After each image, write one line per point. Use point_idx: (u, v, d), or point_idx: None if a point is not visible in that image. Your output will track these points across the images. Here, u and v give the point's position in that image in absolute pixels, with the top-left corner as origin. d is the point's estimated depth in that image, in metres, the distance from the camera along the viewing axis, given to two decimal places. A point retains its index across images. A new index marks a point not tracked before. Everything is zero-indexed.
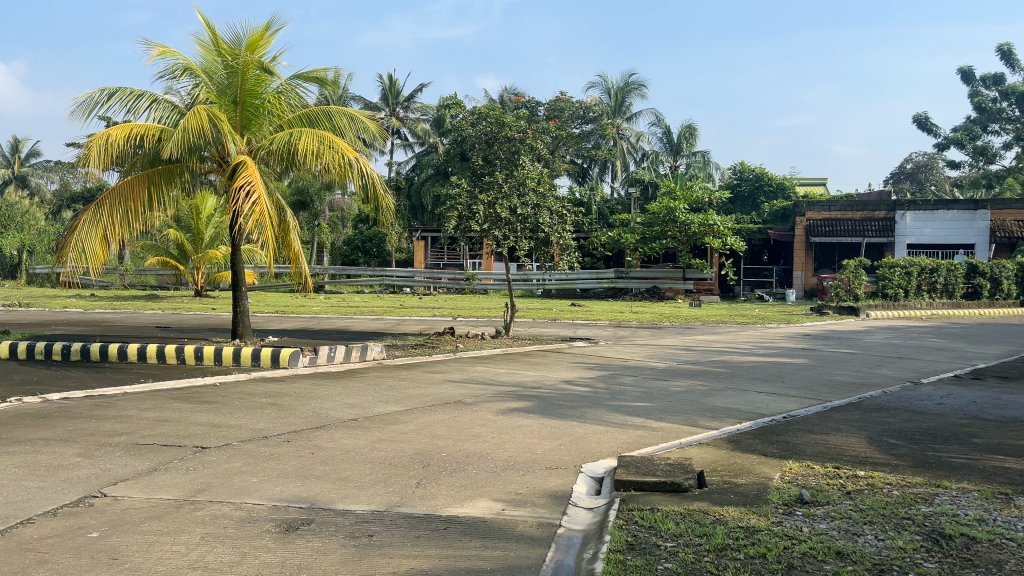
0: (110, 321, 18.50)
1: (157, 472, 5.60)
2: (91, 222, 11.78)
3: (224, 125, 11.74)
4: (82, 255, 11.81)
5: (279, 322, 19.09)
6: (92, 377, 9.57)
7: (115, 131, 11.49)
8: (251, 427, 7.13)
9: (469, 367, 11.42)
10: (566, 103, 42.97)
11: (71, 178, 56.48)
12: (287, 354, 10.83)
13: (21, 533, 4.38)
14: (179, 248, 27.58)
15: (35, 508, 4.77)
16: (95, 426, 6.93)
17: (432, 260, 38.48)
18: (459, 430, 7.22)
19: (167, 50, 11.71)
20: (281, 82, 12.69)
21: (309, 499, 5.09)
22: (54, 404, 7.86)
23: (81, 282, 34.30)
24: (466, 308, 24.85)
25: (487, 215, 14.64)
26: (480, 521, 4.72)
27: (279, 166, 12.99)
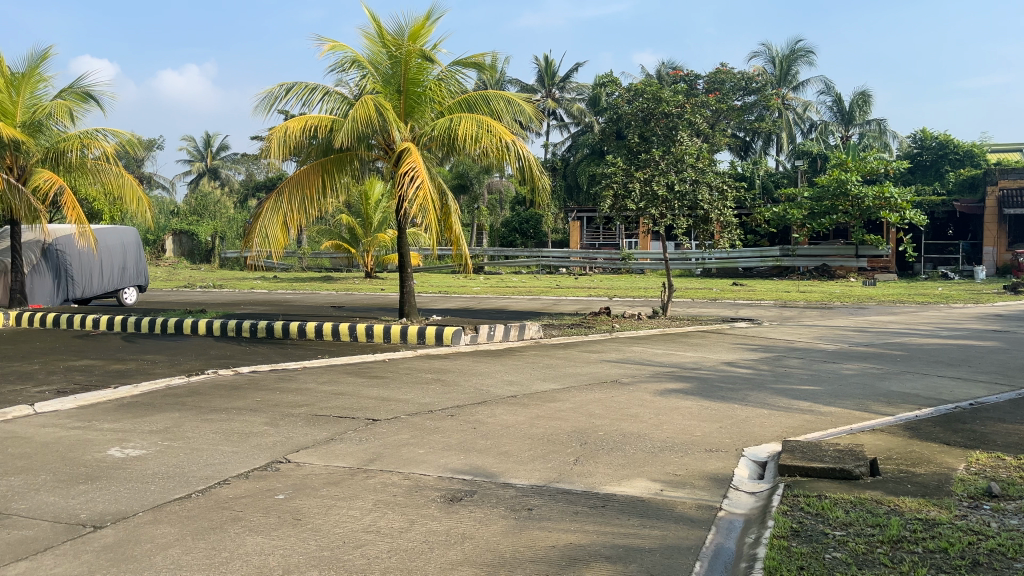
0: (292, 300, 19.97)
1: (335, 442, 6.02)
2: (272, 209, 12.77)
3: (390, 113, 12.26)
4: (266, 240, 12.83)
5: (442, 302, 19.84)
6: (275, 352, 10.39)
7: (292, 124, 12.30)
8: (417, 401, 7.49)
9: (626, 347, 11.36)
10: (727, 74, 40.93)
11: (257, 168, 61.46)
12: (450, 332, 11.25)
13: (220, 492, 4.86)
14: (351, 232, 29.26)
15: (230, 471, 5.28)
16: (280, 397, 7.54)
17: (589, 240, 38.68)
18: (616, 409, 7.23)
19: (337, 45, 12.35)
20: (442, 69, 13.11)
21: (473, 471, 5.29)
22: (245, 376, 8.62)
23: (265, 265, 37.26)
24: (623, 288, 24.75)
25: (644, 193, 14.48)
26: (639, 500, 4.72)
27: (440, 152, 13.39)
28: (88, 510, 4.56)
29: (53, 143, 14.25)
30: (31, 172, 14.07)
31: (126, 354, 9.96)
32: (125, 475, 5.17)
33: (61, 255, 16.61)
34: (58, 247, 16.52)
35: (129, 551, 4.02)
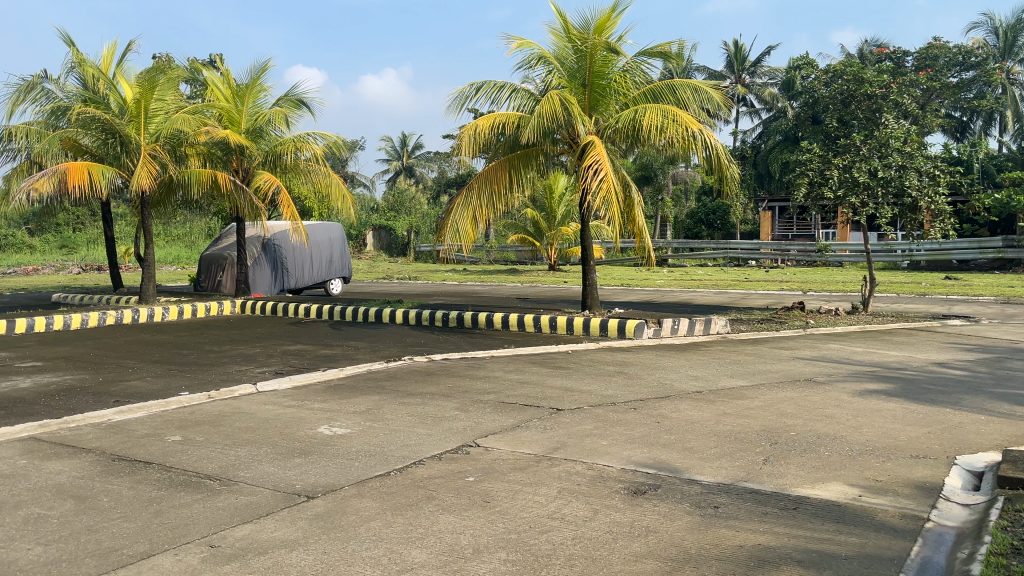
0: (480, 292, 20.73)
1: (521, 429, 6.21)
2: (463, 205, 13.33)
3: (575, 107, 12.36)
4: (457, 234, 13.41)
5: (626, 295, 19.75)
6: (465, 341, 10.84)
7: (481, 121, 12.74)
8: (600, 393, 7.54)
9: (821, 344, 10.76)
10: (941, 49, 37.51)
11: (449, 165, 64.14)
12: (633, 325, 11.20)
13: (415, 472, 5.18)
14: (536, 226, 29.90)
15: (424, 452, 5.60)
16: (469, 384, 7.89)
17: (781, 231, 36.95)
18: (809, 408, 6.88)
19: (525, 42, 12.62)
20: (627, 60, 13.04)
21: (658, 465, 5.26)
22: (437, 363, 9.09)
23: (456, 258, 38.85)
24: (819, 282, 23.42)
25: (843, 180, 13.64)
26: (835, 505, 4.48)
27: (625, 144, 13.33)
28: (302, 481, 5.02)
29: (271, 147, 15.71)
30: (253, 173, 15.58)
31: (332, 340, 10.81)
32: (333, 451, 5.63)
33: (277, 250, 18.19)
34: (275, 242, 18.14)
35: (338, 520, 4.39)
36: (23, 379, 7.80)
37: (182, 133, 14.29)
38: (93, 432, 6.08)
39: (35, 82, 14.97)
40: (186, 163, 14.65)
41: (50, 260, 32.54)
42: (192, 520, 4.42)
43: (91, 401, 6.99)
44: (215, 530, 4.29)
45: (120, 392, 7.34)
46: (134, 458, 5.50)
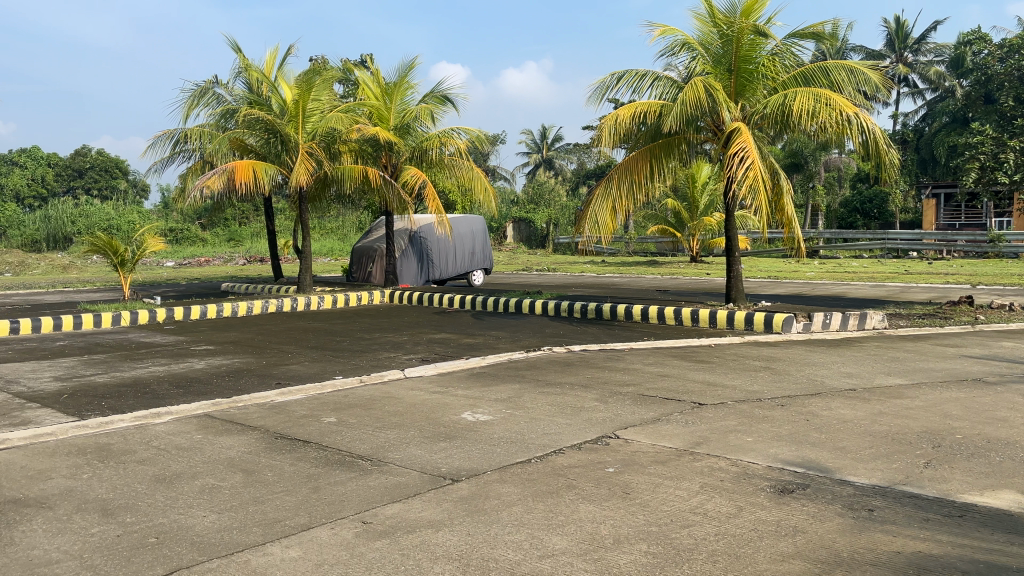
0: (620, 284, 20.58)
1: (662, 422, 6.14)
2: (603, 195, 13.27)
3: (720, 94, 12.00)
4: (596, 225, 13.36)
5: (773, 288, 19.01)
6: (605, 333, 10.81)
7: (622, 111, 12.61)
8: (745, 388, 7.32)
9: (993, 342, 9.93)
10: None
11: (588, 157, 63.98)
12: (780, 319, 10.78)
13: (556, 460, 5.24)
14: (677, 216, 29.28)
15: (564, 441, 5.65)
16: (609, 375, 7.87)
17: (946, 220, 34.36)
18: (977, 411, 6.39)
19: (668, 29, 12.38)
20: (776, 43, 12.54)
21: (807, 464, 5.05)
22: (577, 354, 9.12)
23: (595, 250, 38.73)
24: (990, 275, 21.60)
25: (1020, 163, 12.52)
26: (1007, 514, 4.15)
27: (773, 130, 12.83)
28: (447, 465, 5.20)
29: (417, 142, 16.26)
30: (401, 168, 16.17)
31: (474, 329, 11.08)
32: (476, 436, 5.79)
33: (423, 242, 18.77)
34: (421, 235, 18.73)
35: (481, 504, 4.51)
36: (198, 361, 8.51)
37: (336, 130, 15.05)
38: (258, 411, 6.56)
39: (207, 87, 16.20)
40: (340, 159, 15.43)
41: (219, 252, 35.14)
42: (346, 497, 4.69)
43: (256, 382, 7.54)
44: (367, 507, 4.52)
45: (281, 374, 7.87)
46: (293, 436, 5.88)
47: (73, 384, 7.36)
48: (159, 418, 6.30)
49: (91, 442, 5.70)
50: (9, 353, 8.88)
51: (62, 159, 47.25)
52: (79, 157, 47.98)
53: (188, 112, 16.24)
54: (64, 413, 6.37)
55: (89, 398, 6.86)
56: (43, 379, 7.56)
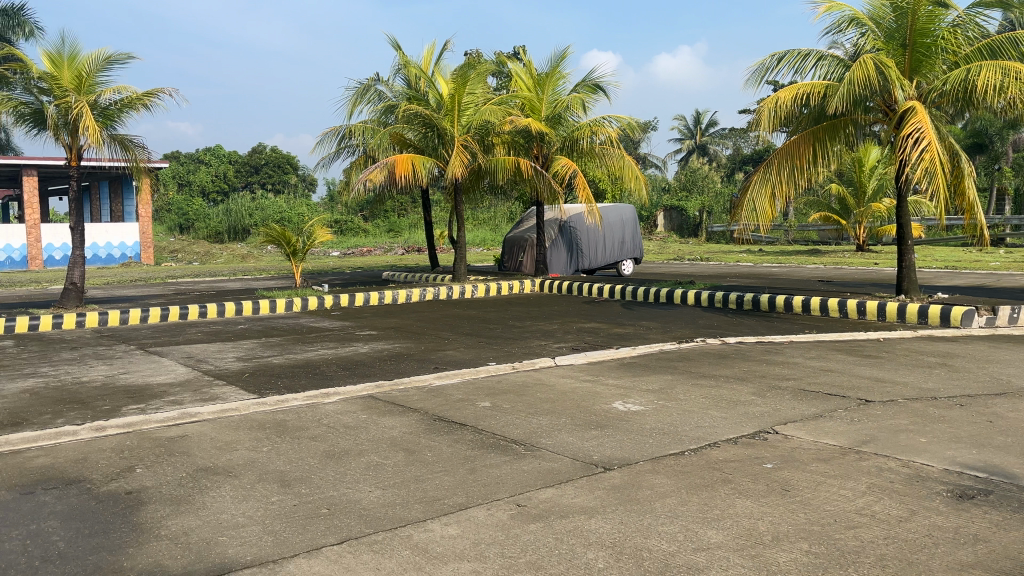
0: (778, 274, 19.74)
1: (824, 418, 5.87)
2: (761, 181, 12.74)
3: (893, 71, 11.22)
4: (754, 213, 12.86)
5: (950, 279, 17.59)
6: (762, 325, 10.42)
7: (783, 93, 12.06)
8: (919, 385, 6.85)
9: None
10: None
11: (745, 141, 61.57)
12: (959, 313, 9.97)
13: (710, 454, 5.14)
14: (842, 202, 27.68)
15: (719, 435, 5.52)
16: (767, 369, 7.60)
17: None
18: None
19: (834, 5, 11.72)
20: (957, 14, 11.57)
21: (989, 469, 4.67)
22: (732, 346, 8.86)
23: (751, 238, 37.34)
24: None
25: None
26: None
27: (953, 108, 11.87)
28: (599, 453, 5.23)
29: (569, 132, 16.31)
30: (553, 159, 16.27)
31: (626, 319, 11.00)
32: (628, 426, 5.78)
33: (574, 232, 18.82)
34: (572, 225, 18.79)
35: (633, 493, 4.51)
36: (362, 345, 9.00)
37: (490, 123, 15.36)
38: (417, 393, 6.86)
39: (369, 85, 16.98)
40: (493, 151, 15.74)
41: (379, 242, 36.79)
42: (501, 479, 4.83)
43: (415, 366, 7.88)
44: (521, 491, 4.63)
45: (439, 359, 8.19)
46: (450, 419, 6.11)
47: (253, 364, 7.99)
48: (328, 398, 6.73)
49: (269, 418, 6.18)
50: (199, 335, 9.76)
51: (241, 156, 51.12)
52: (256, 154, 51.72)
53: (352, 109, 17.08)
54: (246, 391, 6.94)
55: (267, 377, 7.43)
56: (228, 359, 8.26)
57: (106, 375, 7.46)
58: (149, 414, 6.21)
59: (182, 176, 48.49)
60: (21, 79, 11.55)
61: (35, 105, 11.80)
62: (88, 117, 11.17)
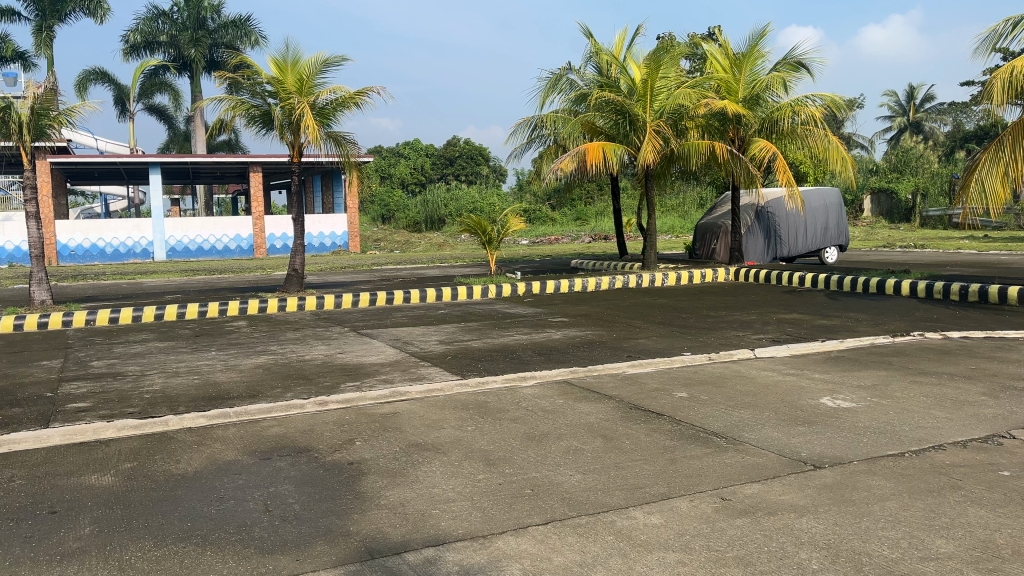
0: (1008, 262, 17.77)
1: None
2: (992, 160, 11.49)
3: None
4: (982, 195, 11.62)
5: None
6: (991, 319, 9.44)
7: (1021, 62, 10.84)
8: None
9: None
10: None
11: (967, 116, 55.89)
12: None
13: (935, 457, 4.74)
14: None
15: (944, 437, 5.08)
16: (999, 367, 6.88)
17: None
18: None
19: None
20: None
21: None
22: (956, 341, 8.11)
23: (975, 223, 33.90)
24: None
25: None
26: None
27: None
28: (808, 450, 4.98)
29: (767, 113, 15.56)
30: (750, 141, 15.62)
31: (831, 310, 10.38)
32: (840, 423, 5.46)
33: (771, 218, 18.03)
34: (769, 210, 18.02)
35: (848, 494, 4.26)
36: (556, 331, 9.15)
37: (683, 107, 15.00)
38: (613, 381, 6.88)
39: (561, 75, 17.15)
40: (686, 135, 15.38)
41: (568, 230, 37.14)
42: (704, 471, 4.74)
43: (609, 353, 7.91)
44: (725, 484, 4.52)
45: (633, 347, 8.17)
46: (648, 408, 6.06)
47: (455, 347, 8.37)
48: (527, 382, 6.92)
49: (472, 399, 6.45)
50: (404, 318, 10.36)
51: (437, 149, 53.53)
52: (451, 147, 53.92)
53: (544, 100, 17.32)
54: (449, 372, 7.29)
55: (468, 360, 7.75)
56: (431, 342, 8.71)
57: (325, 354, 8.11)
58: (364, 392, 6.68)
59: (385, 169, 51.56)
60: (252, 84, 12.74)
61: (263, 108, 12.98)
62: (308, 116, 12.15)
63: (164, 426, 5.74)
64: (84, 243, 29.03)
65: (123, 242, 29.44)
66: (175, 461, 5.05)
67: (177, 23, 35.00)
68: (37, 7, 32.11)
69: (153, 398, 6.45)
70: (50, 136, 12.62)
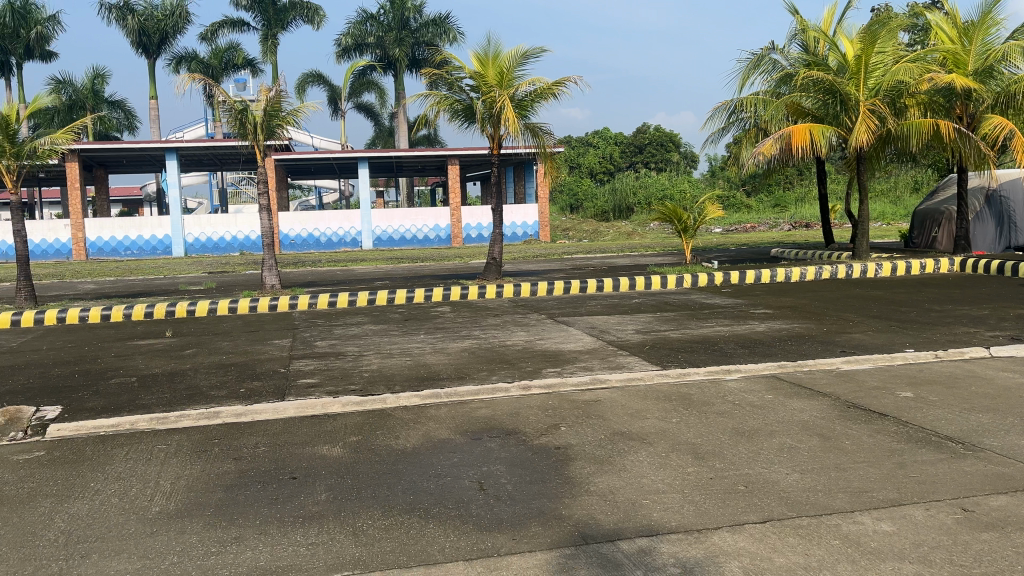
0: None
1: None
2: None
3: None
4: None
5: None
6: None
7: None
8: None
9: None
10: None
11: None
12: None
13: None
14: None
15: None
16: None
17: None
18: None
19: None
20: None
21: None
22: None
23: None
24: None
25: None
26: None
27: None
28: None
29: (1003, 86, 14.06)
30: (981, 118, 14.24)
31: None
32: None
33: (1004, 202, 16.31)
34: (1002, 194, 16.30)
35: None
36: (760, 323, 8.79)
37: (903, 83, 13.85)
38: (826, 377, 6.50)
39: (763, 55, 16.37)
40: (905, 114, 14.20)
41: (764, 218, 35.54)
42: (939, 479, 4.35)
43: (819, 348, 7.47)
44: (966, 494, 4.13)
45: (845, 342, 7.67)
46: (868, 407, 5.66)
47: (653, 337, 8.26)
48: (731, 375, 6.70)
49: (674, 390, 6.34)
50: (600, 307, 10.38)
51: (626, 137, 53.17)
52: (640, 134, 53.33)
53: (744, 82, 16.62)
54: (650, 362, 7.21)
55: (667, 350, 7.63)
56: (628, 331, 8.66)
57: (525, 340, 8.30)
58: (566, 378, 6.76)
59: (574, 159, 51.92)
60: (456, 79, 13.25)
61: (466, 102, 13.45)
62: (509, 108, 12.48)
63: (383, 403, 6.13)
64: (302, 233, 31.51)
65: (335, 232, 31.75)
66: (395, 437, 5.37)
67: (383, 25, 37.08)
68: (264, 18, 35.28)
69: (371, 376, 6.91)
70: (279, 135, 13.82)
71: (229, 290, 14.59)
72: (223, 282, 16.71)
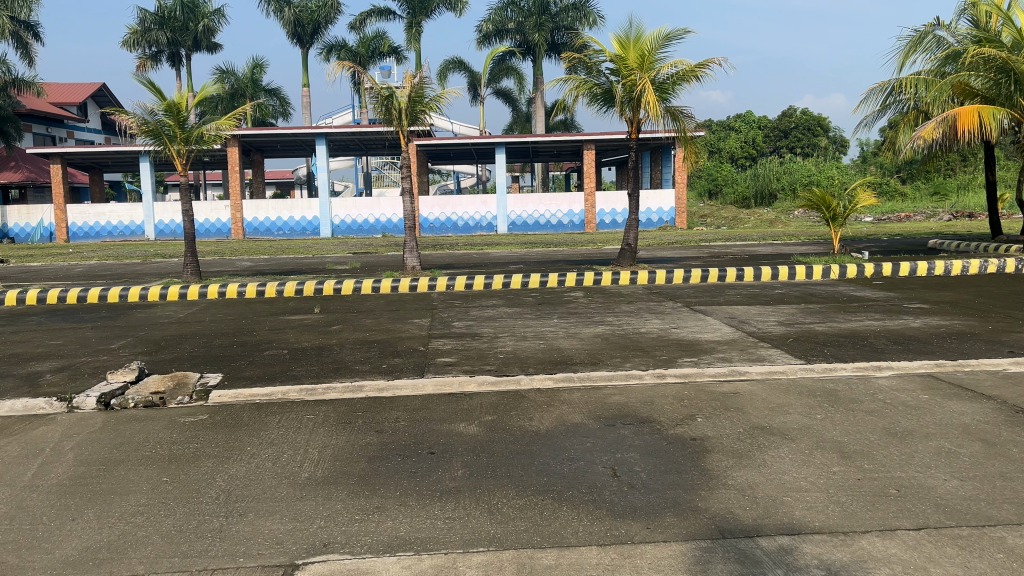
0: None
1: None
2: None
3: None
4: None
5: None
6: None
7: None
8: None
9: None
10: None
11: None
12: None
13: None
14: None
15: None
16: None
17: None
18: None
19: None
20: None
21: None
22: None
23: None
24: None
25: None
26: None
27: None
28: None
29: None
30: None
31: None
32: None
33: None
34: None
35: None
36: (914, 319, 8.24)
37: None
38: (991, 378, 6.01)
39: (926, 32, 15.29)
40: None
41: (921, 207, 33.28)
42: None
43: (983, 348, 6.91)
44: None
45: (1015, 342, 7.06)
46: None
47: (797, 329, 7.92)
48: (882, 372, 6.32)
49: (820, 385, 6.05)
50: (739, 296, 10.08)
51: (770, 120, 51.14)
52: (786, 117, 51.19)
53: (903, 61, 15.58)
54: (793, 355, 6.92)
55: (812, 344, 7.31)
56: (770, 322, 8.34)
57: (660, 328, 8.17)
58: (702, 368, 6.60)
59: (715, 143, 50.47)
60: (595, 63, 13.17)
61: (605, 85, 13.33)
62: (649, 91, 12.27)
63: (517, 384, 6.20)
64: (441, 217, 32.37)
65: (472, 216, 32.46)
66: (529, 419, 5.43)
67: (524, 10, 37.33)
68: (409, 6, 36.34)
69: (506, 358, 7.02)
70: (422, 120, 14.20)
71: (372, 271, 15.22)
72: (367, 262, 17.42)
